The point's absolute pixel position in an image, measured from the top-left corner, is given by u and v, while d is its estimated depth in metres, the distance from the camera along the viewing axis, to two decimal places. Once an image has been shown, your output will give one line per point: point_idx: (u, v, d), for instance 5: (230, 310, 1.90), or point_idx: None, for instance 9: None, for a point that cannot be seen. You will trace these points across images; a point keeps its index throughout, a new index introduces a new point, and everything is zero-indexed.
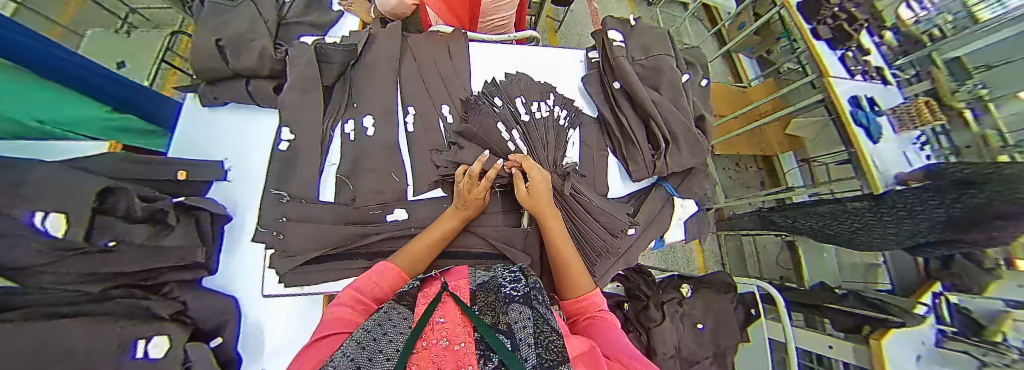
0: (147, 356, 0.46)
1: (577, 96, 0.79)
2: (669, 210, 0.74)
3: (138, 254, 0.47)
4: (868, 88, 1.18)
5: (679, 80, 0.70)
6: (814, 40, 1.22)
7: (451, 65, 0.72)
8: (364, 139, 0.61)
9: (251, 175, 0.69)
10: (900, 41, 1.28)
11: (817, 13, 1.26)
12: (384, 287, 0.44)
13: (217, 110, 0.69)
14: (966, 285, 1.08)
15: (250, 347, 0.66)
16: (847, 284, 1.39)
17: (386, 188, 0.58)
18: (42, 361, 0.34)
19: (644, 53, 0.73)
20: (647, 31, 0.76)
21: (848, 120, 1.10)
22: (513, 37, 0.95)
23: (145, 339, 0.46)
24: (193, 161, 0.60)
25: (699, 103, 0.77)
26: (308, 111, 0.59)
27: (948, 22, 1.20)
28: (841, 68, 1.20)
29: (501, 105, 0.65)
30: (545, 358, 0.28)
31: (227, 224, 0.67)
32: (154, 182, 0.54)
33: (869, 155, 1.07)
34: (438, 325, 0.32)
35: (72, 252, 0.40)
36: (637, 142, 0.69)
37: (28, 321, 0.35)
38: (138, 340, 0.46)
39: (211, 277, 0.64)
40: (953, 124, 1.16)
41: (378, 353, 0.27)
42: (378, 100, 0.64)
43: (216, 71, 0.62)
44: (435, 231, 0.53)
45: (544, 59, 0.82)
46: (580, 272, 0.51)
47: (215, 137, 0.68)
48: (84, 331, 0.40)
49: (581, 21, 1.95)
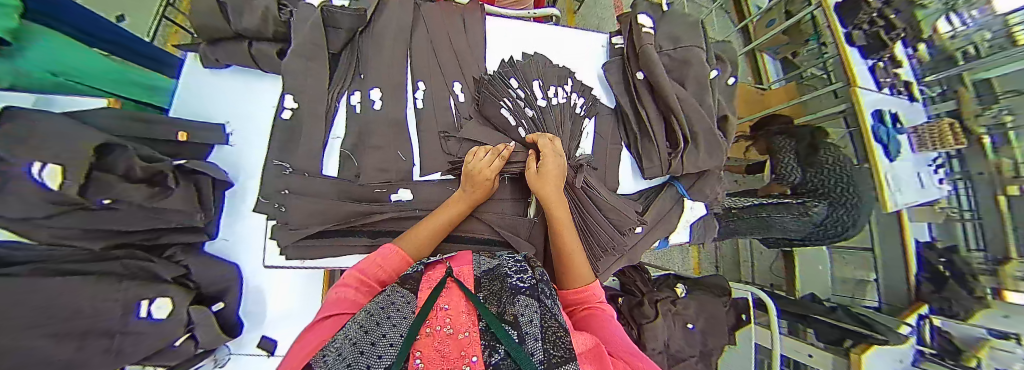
0: (151, 317, 0.45)
1: (595, 84, 0.75)
2: (678, 210, 0.73)
3: (133, 215, 0.45)
4: (893, 102, 1.14)
5: (706, 75, 0.66)
6: (847, 47, 1.16)
7: (465, 38, 0.67)
8: (372, 112, 0.58)
9: (252, 143, 0.66)
10: (933, 55, 1.21)
11: (854, 17, 1.17)
12: (387, 269, 0.43)
13: (219, 72, 0.63)
14: (953, 310, 1.13)
15: (250, 313, 0.66)
16: (835, 297, 1.39)
17: (391, 166, 0.56)
18: (42, 318, 0.34)
19: (673, 43, 0.69)
20: (679, 18, 0.71)
21: (868, 134, 1.07)
22: (532, 14, 0.91)
23: (149, 301, 0.45)
24: (195, 124, 0.57)
25: (724, 102, 0.74)
26: (313, 79, 0.55)
27: (985, 40, 1.13)
28: (870, 80, 1.15)
29: (517, 88, 0.61)
30: (552, 353, 0.27)
31: (227, 191, 0.64)
32: (151, 141, 0.51)
33: (884, 173, 1.05)
34: (442, 312, 0.31)
35: (72, 207, 0.38)
36: (655, 138, 0.66)
37: (23, 279, 0.34)
38: (141, 301, 0.45)
39: (211, 242, 0.62)
40: (970, 147, 1.15)
41: (380, 338, 0.25)
42: (387, 72, 0.60)
43: (215, 29, 0.56)
44: (442, 215, 0.51)
45: (564, 41, 0.76)
46: (582, 264, 0.50)
47: (215, 101, 0.63)
48: (85, 292, 0.39)
49: (603, 3, 1.81)
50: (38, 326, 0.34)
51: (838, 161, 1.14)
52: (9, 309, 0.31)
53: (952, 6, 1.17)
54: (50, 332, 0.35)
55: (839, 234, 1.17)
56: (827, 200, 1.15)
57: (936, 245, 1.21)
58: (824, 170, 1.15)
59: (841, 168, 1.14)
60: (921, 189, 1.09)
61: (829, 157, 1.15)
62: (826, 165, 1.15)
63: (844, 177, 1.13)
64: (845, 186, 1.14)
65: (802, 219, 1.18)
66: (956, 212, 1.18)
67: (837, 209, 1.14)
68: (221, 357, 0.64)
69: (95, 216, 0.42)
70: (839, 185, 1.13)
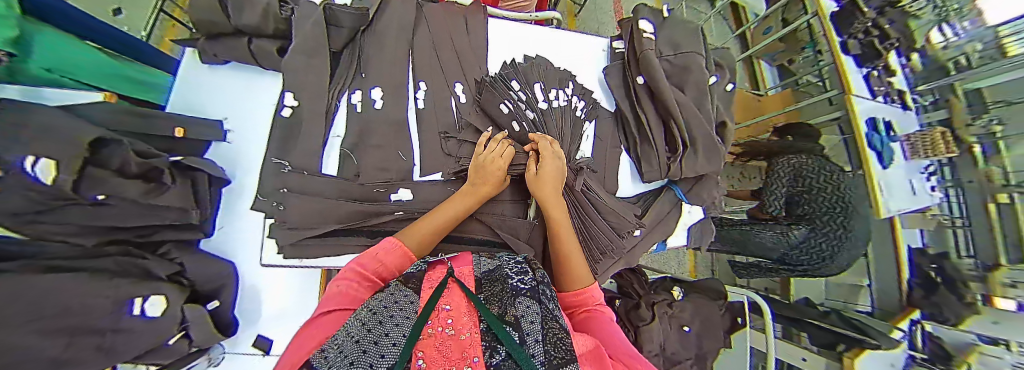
0: (144, 315, 0.45)
1: (596, 87, 0.75)
2: (676, 214, 0.74)
3: (130, 212, 0.45)
4: (887, 110, 1.16)
5: (706, 81, 0.67)
6: (842, 55, 1.18)
7: (467, 40, 0.67)
8: (372, 111, 0.58)
9: (251, 140, 0.66)
10: (925, 65, 1.23)
11: (849, 26, 1.20)
12: (388, 266, 0.43)
13: (218, 68, 0.63)
14: (944, 316, 1.15)
15: (245, 312, 0.66)
16: (829, 302, 1.40)
17: (391, 166, 0.56)
18: (35, 314, 0.34)
19: (674, 49, 0.69)
20: (679, 24, 0.72)
21: (862, 140, 1.09)
22: (534, 17, 0.93)
23: (142, 298, 0.45)
24: (191, 119, 0.56)
25: (722, 108, 0.75)
26: (314, 77, 0.55)
27: (975, 51, 1.15)
28: (864, 87, 1.18)
29: (519, 90, 0.61)
30: (553, 355, 0.27)
31: (224, 188, 0.64)
32: (147, 136, 0.51)
33: (877, 180, 1.07)
34: (443, 313, 0.30)
35: (64, 203, 0.38)
36: (653, 142, 0.67)
37: (15, 275, 0.33)
38: (134, 299, 0.44)
39: (207, 238, 0.62)
40: (962, 156, 1.17)
41: (383, 337, 0.25)
42: (388, 71, 0.60)
43: (215, 26, 0.56)
44: (441, 216, 0.50)
45: (565, 44, 0.77)
46: (582, 266, 0.50)
47: (214, 98, 0.62)
48: (77, 289, 0.38)
49: (603, 7, 1.83)
50: (31, 321, 0.33)
51: (834, 187, 1.12)
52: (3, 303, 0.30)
53: (943, 17, 1.19)
54: (43, 328, 0.34)
55: (817, 261, 1.16)
56: (813, 225, 1.14)
57: (928, 252, 1.23)
58: (817, 195, 1.13)
59: (834, 196, 1.12)
60: (913, 196, 1.11)
61: (829, 183, 1.13)
62: (823, 189, 1.12)
63: (836, 205, 1.12)
64: (834, 208, 1.12)
65: (780, 238, 1.17)
66: (947, 220, 1.20)
67: (818, 233, 1.13)
68: (216, 356, 0.63)
69: (92, 212, 0.41)
70: (829, 211, 1.12)
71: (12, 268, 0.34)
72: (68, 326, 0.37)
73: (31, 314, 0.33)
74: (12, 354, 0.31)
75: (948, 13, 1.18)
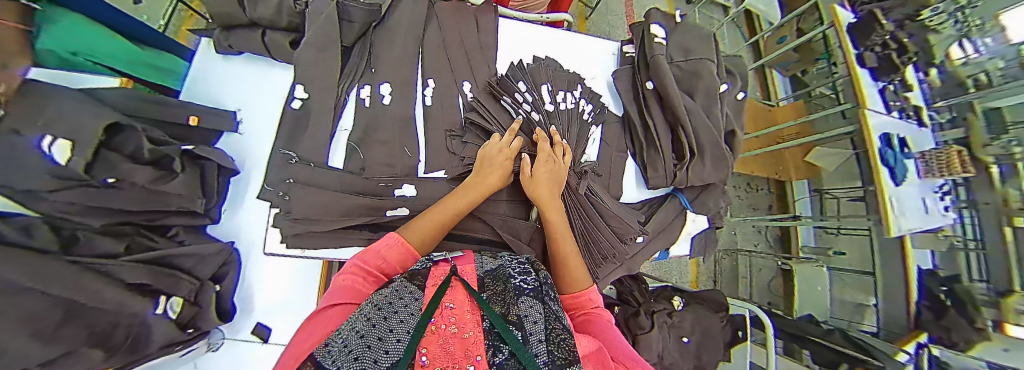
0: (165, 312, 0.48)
1: (604, 91, 0.75)
2: (680, 222, 0.73)
3: (139, 195, 0.46)
4: (903, 126, 1.12)
5: (716, 88, 0.67)
6: (859, 67, 1.13)
7: (478, 39, 0.67)
8: (380, 106, 0.58)
9: (260, 130, 0.66)
10: (944, 81, 1.22)
11: (866, 38, 1.15)
12: (392, 264, 0.43)
13: (232, 59, 0.64)
14: (951, 340, 1.11)
15: (246, 301, 0.66)
16: (834, 320, 1.40)
17: (397, 162, 0.57)
18: (55, 286, 0.35)
19: (684, 55, 0.69)
20: (691, 30, 0.71)
21: (876, 156, 1.03)
22: (544, 18, 0.92)
23: (165, 298, 0.49)
24: (207, 108, 0.57)
25: (732, 116, 0.74)
26: (324, 70, 0.55)
27: (997, 68, 1.13)
28: (879, 102, 1.13)
29: (524, 92, 0.61)
30: (555, 356, 0.26)
31: (233, 177, 0.64)
32: (162, 122, 0.52)
33: (889, 197, 1.02)
34: (446, 311, 0.30)
35: (78, 183, 0.39)
36: (662, 148, 0.66)
37: (33, 253, 0.34)
38: (160, 297, 0.48)
39: (215, 225, 0.63)
40: (977, 176, 1.14)
41: (388, 333, 0.25)
42: (397, 68, 0.61)
43: (232, 17, 0.57)
44: (445, 215, 0.50)
45: (573, 45, 0.76)
46: (581, 269, 0.50)
47: (229, 87, 0.63)
48: (85, 270, 0.39)
49: (614, 10, 1.83)
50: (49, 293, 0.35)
51: None
52: (23, 275, 0.32)
53: (966, 32, 1.16)
54: (65, 300, 0.36)
55: None
56: None
57: (938, 274, 1.20)
58: None
59: None
60: (926, 216, 1.07)
61: None
62: None
63: None
64: None
65: None
66: (960, 241, 1.18)
67: None
68: (216, 341, 0.62)
69: (105, 194, 0.42)
70: None
71: (26, 244, 0.35)
72: (84, 301, 0.38)
73: (51, 285, 0.34)
74: (33, 325, 0.32)
75: (970, 29, 1.16)
